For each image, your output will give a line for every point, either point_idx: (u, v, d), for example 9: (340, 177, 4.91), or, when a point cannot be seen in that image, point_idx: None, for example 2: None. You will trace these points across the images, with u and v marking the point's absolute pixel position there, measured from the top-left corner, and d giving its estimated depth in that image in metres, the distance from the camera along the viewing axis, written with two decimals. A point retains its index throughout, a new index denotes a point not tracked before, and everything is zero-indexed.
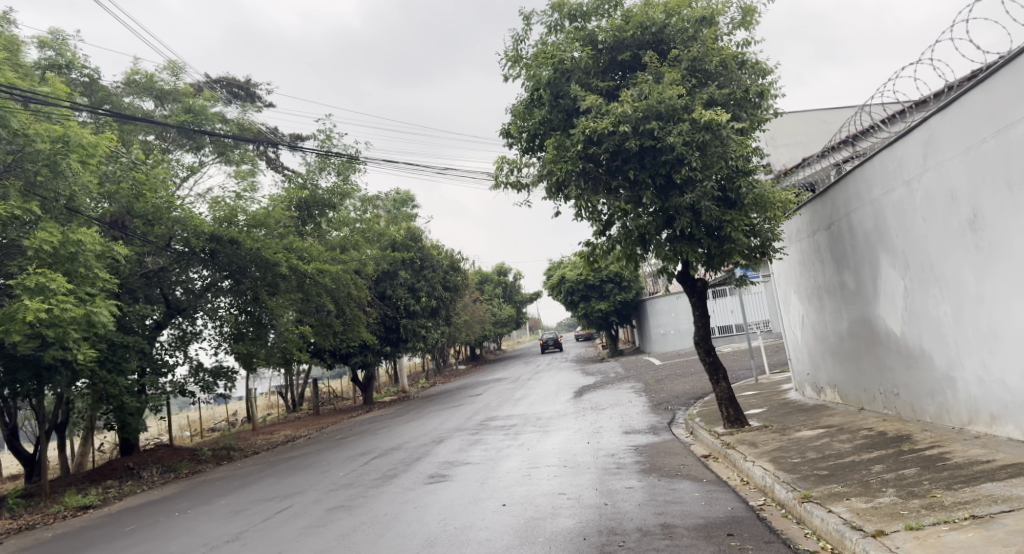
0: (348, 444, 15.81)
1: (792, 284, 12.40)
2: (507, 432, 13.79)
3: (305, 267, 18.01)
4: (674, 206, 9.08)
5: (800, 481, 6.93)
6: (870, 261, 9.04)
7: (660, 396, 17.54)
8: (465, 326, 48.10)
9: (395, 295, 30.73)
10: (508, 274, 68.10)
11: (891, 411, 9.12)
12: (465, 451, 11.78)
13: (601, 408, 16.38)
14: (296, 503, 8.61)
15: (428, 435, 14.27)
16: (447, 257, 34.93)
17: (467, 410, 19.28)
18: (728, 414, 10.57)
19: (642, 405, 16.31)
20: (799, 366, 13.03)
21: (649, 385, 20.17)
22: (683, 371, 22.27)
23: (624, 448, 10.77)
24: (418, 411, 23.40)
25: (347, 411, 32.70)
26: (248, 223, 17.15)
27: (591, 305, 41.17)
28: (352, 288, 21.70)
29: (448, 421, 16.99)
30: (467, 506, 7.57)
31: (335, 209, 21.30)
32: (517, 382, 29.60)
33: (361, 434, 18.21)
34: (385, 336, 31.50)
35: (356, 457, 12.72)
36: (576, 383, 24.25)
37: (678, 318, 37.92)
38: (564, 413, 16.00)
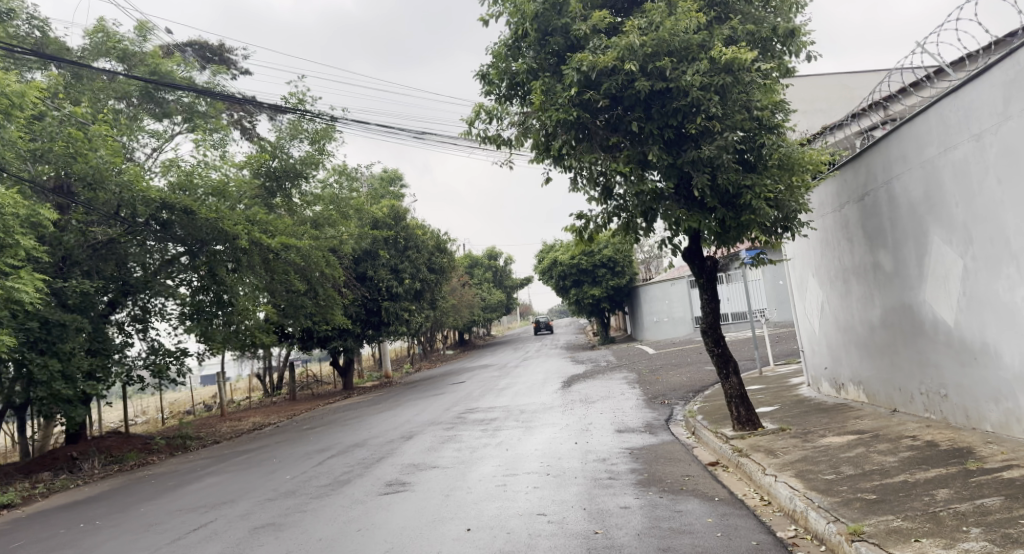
0: (312, 437, 14.31)
1: (810, 266, 10.96)
2: (486, 428, 12.32)
3: (270, 243, 16.41)
4: (687, 163, 7.59)
5: (841, 508, 5.48)
6: (914, 237, 7.58)
7: (656, 388, 16.15)
8: (453, 311, 46.62)
9: (377, 276, 29.23)
10: (499, 258, 66.64)
11: (935, 415, 7.70)
12: (436, 451, 10.28)
13: (591, 401, 14.95)
14: (220, 519, 7.08)
15: (399, 430, 12.76)
16: (433, 237, 33.37)
17: (447, 401, 17.81)
18: (739, 414, 9.13)
19: (637, 398, 14.89)
20: (815, 359, 11.62)
21: (643, 375, 18.78)
22: (679, 361, 20.91)
23: (618, 452, 9.32)
24: (396, 400, 21.98)
25: (325, 397, 31.28)
26: (207, 191, 15.53)
27: (583, 291, 39.80)
28: (326, 267, 20.14)
29: (423, 413, 15.50)
30: (424, 531, 6.11)
31: (307, 180, 19.67)
32: (504, 370, 28.24)
33: (329, 426, 16.72)
34: (366, 319, 30.02)
35: (312, 455, 11.21)
36: (565, 372, 22.87)
37: (672, 307, 36.44)
38: (550, 406, 14.54)
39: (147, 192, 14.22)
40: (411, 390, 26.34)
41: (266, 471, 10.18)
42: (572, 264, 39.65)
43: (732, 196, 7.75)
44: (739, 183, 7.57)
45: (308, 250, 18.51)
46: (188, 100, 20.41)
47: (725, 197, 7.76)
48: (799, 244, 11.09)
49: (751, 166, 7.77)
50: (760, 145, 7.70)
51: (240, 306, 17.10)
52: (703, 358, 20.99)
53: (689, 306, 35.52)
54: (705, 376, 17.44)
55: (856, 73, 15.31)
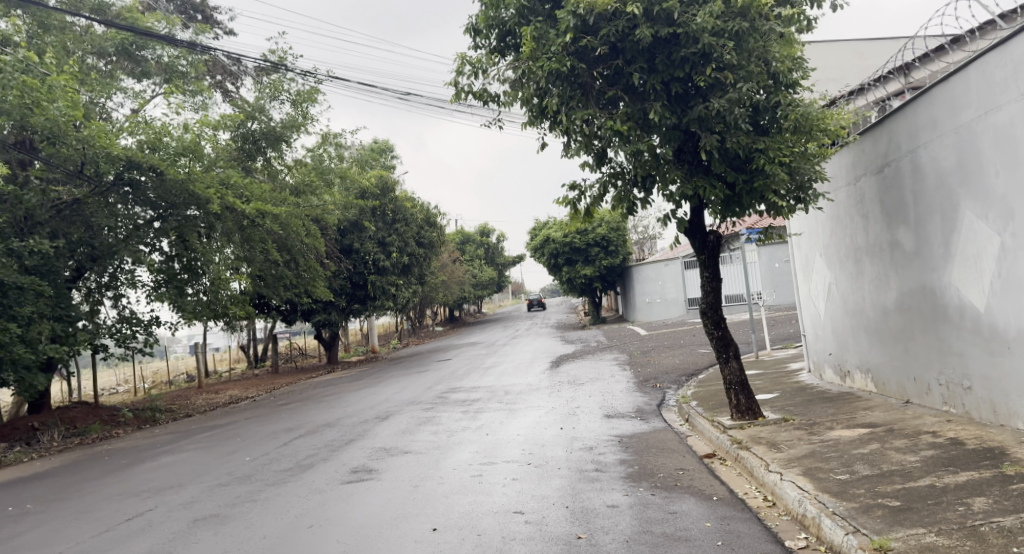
0: (284, 414, 13.63)
1: (817, 245, 10.22)
2: (468, 409, 11.62)
3: (245, 208, 15.55)
4: (694, 121, 6.93)
5: (861, 516, 4.77)
6: (942, 212, 6.85)
7: (648, 371, 15.48)
8: (442, 287, 45.85)
9: (363, 248, 28.40)
10: (491, 235, 65.77)
11: (955, 409, 7.01)
12: (411, 433, 9.55)
13: (579, 383, 14.25)
14: (161, 507, 6.33)
15: (376, 410, 12.03)
16: (423, 210, 32.46)
17: (429, 379, 17.11)
18: (738, 403, 8.43)
19: (627, 381, 14.21)
20: (818, 343, 10.92)
21: (634, 356, 18.12)
22: (672, 343, 20.26)
23: (607, 440, 8.60)
24: (379, 376, 21.28)
25: (308, 371, 30.56)
26: (177, 151, 14.62)
27: (575, 270, 39.10)
28: (306, 237, 19.29)
29: (404, 391, 14.78)
30: (384, 529, 5.39)
31: (290, 145, 18.77)
32: (492, 347, 27.58)
33: (304, 402, 16.00)
34: (352, 292, 29.29)
35: (280, 433, 10.47)
36: (554, 351, 22.21)
37: (666, 288, 35.79)
38: (536, 387, 13.84)
39: (112, 150, 13.18)
40: (396, 366, 25.66)
41: (227, 450, 9.43)
42: (565, 242, 38.87)
43: (739, 161, 7.14)
44: (748, 145, 6.96)
45: (285, 217, 17.59)
46: (168, 58, 18.84)
47: (732, 160, 7.14)
48: (806, 221, 10.34)
49: (763, 130, 7.14)
50: (774, 104, 7.06)
51: (214, 273, 16.27)
52: (696, 340, 20.34)
53: (682, 288, 34.89)
54: (699, 359, 16.80)
55: (873, 41, 14.47)
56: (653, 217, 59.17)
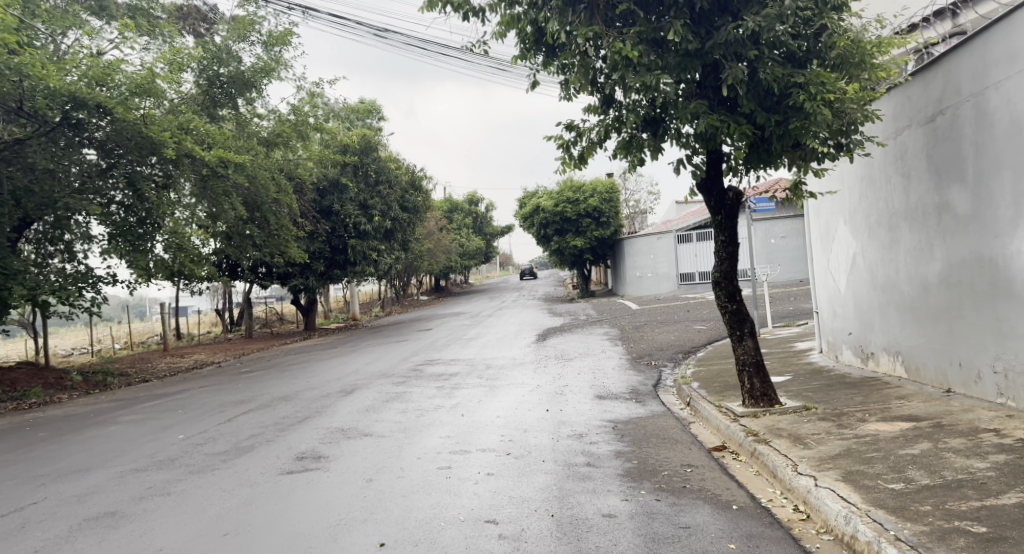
0: (240, 383, 12.47)
1: (842, 210, 9.10)
2: (444, 385, 10.46)
3: (205, 156, 14.31)
4: (719, 46, 5.91)
5: (938, 546, 3.63)
6: (1016, 165, 5.69)
7: (641, 347, 14.37)
8: (428, 254, 44.56)
9: (343, 211, 27.13)
10: (479, 204, 64.43)
11: (1015, 403, 5.90)
12: (374, 411, 8.38)
13: (567, 358, 13.12)
14: (49, 500, 5.11)
15: (341, 382, 10.86)
16: (408, 172, 31.01)
17: (406, 349, 15.94)
18: (751, 387, 7.29)
19: (619, 358, 13.10)
20: (834, 323, 9.80)
21: (625, 331, 17.02)
22: (666, 318, 19.21)
23: (599, 426, 7.47)
24: (355, 345, 20.17)
25: (284, 337, 29.39)
26: (128, 89, 13.30)
27: (565, 241, 38.00)
28: (277, 192, 17.98)
29: (376, 362, 13.60)
30: (319, 541, 4.21)
31: (260, 92, 17.67)
32: (476, 318, 26.46)
33: (267, 370, 14.85)
34: (332, 257, 28.03)
35: (229, 406, 9.27)
36: (540, 324, 21.13)
37: (657, 263, 34.69)
38: (521, 362, 12.70)
39: (49, 82, 11.77)
40: (375, 335, 24.51)
41: (163, 425, 8.23)
42: (555, 212, 37.63)
43: (772, 99, 6.09)
44: (784, 79, 5.92)
45: (249, 167, 16.32)
46: None
47: (765, 98, 6.10)
48: (830, 182, 9.23)
49: (802, 65, 6.10)
50: (818, 32, 6.04)
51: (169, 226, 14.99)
52: (690, 316, 19.28)
53: (674, 263, 33.81)
54: (695, 335, 15.73)
55: None
56: (645, 191, 57.97)
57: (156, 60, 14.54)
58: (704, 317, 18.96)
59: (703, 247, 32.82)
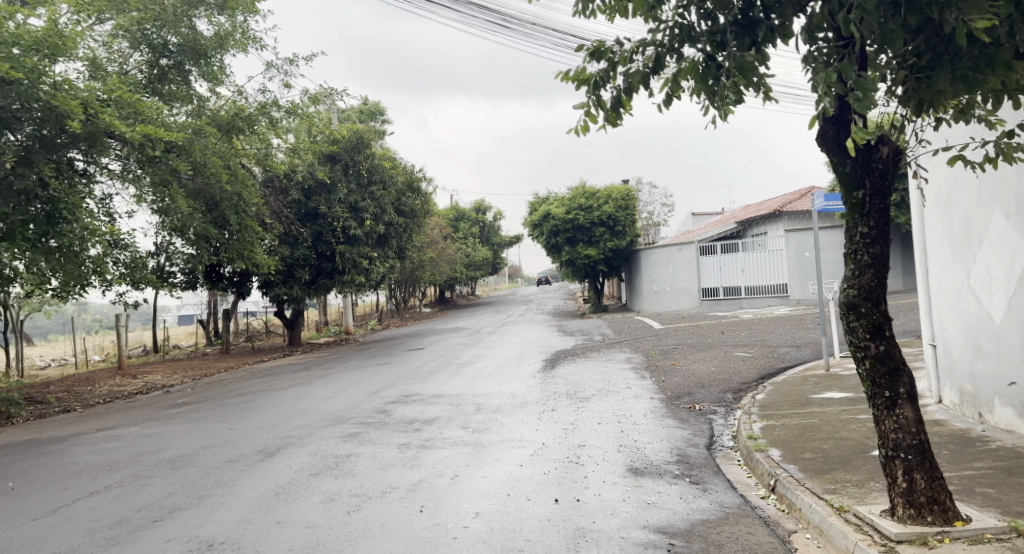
0: (152, 425, 9.54)
1: (999, 201, 6.20)
2: (410, 441, 7.43)
3: (127, 135, 11.00)
4: None
5: None
6: None
7: (677, 382, 11.34)
8: (430, 264, 41.71)
9: (331, 213, 24.42)
10: (487, 213, 61.54)
11: None
12: (283, 501, 5.37)
13: (581, 396, 10.11)
14: None
15: (273, 434, 7.90)
16: (405, 172, 28.10)
17: (383, 377, 13.00)
18: (910, 488, 4.23)
19: (649, 399, 10.06)
20: (972, 366, 6.80)
21: (651, 358, 13.99)
22: (698, 341, 16.22)
23: (645, 548, 4.45)
24: (331, 367, 17.29)
25: (264, 353, 26.52)
26: (24, 50, 10.35)
27: (576, 251, 35.08)
28: (235, 184, 15.11)
29: (338, 398, 10.67)
30: None
31: (216, 65, 15.00)
32: (475, 336, 23.50)
33: (208, 403, 11.94)
34: (318, 264, 25.35)
35: (85, 479, 6.27)
36: (548, 344, 18.16)
37: (678, 276, 31.68)
38: (521, 402, 9.69)
39: None
40: (360, 353, 21.64)
41: None
42: (566, 220, 34.71)
43: None
44: None
45: (195, 150, 13.32)
46: None
47: None
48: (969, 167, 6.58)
49: None
50: None
51: (84, 226, 11.32)
52: (726, 340, 16.22)
53: (697, 276, 30.81)
54: (740, 366, 12.74)
55: None
56: (658, 202, 55.08)
57: (74, 13, 11.73)
58: (744, 340, 15.94)
59: (728, 259, 29.76)
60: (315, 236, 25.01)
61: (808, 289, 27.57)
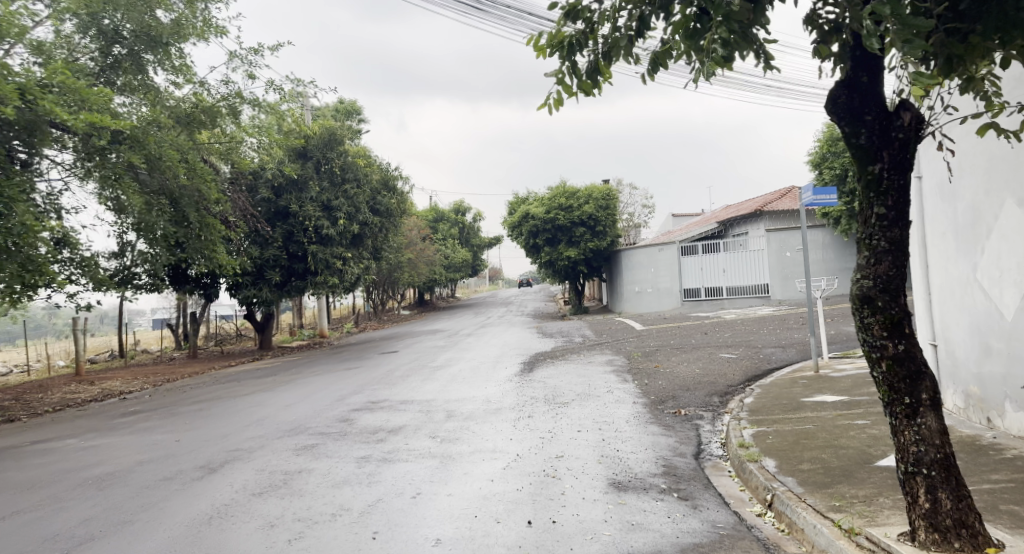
0: (94, 437, 8.80)
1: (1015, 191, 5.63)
2: (371, 454, 6.77)
3: (69, 122, 10.21)
4: None
5: None
6: None
7: (661, 386, 10.77)
8: (407, 265, 40.96)
9: (302, 212, 23.68)
10: (466, 214, 60.85)
11: None
12: (215, 531, 4.69)
13: (559, 402, 9.50)
14: None
15: (221, 447, 7.20)
16: (380, 170, 27.40)
17: (351, 382, 12.32)
18: (935, 508, 3.65)
19: (631, 403, 9.48)
20: (980, 367, 6.27)
21: (633, 360, 13.45)
22: (681, 342, 15.72)
23: None
24: (300, 371, 16.57)
25: (234, 357, 25.68)
26: None
27: (556, 251, 34.56)
28: (193, 178, 14.35)
29: (300, 405, 9.98)
30: None
31: (175, 54, 14.26)
32: (451, 338, 22.84)
33: (162, 410, 11.18)
34: (289, 265, 24.59)
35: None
36: (527, 346, 17.57)
37: (658, 276, 31.23)
38: (496, 408, 9.07)
39: None
40: (331, 356, 20.90)
41: None
42: (546, 220, 34.18)
43: None
44: None
45: (149, 141, 12.62)
46: None
47: None
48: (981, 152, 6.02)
49: None
50: None
51: (25, 221, 10.54)
52: (710, 341, 15.71)
53: (677, 276, 30.34)
54: (726, 368, 12.23)
55: None
56: (638, 204, 54.75)
57: None
58: (728, 341, 15.46)
59: (709, 259, 29.36)
60: (286, 236, 24.24)
61: (789, 290, 27.23)
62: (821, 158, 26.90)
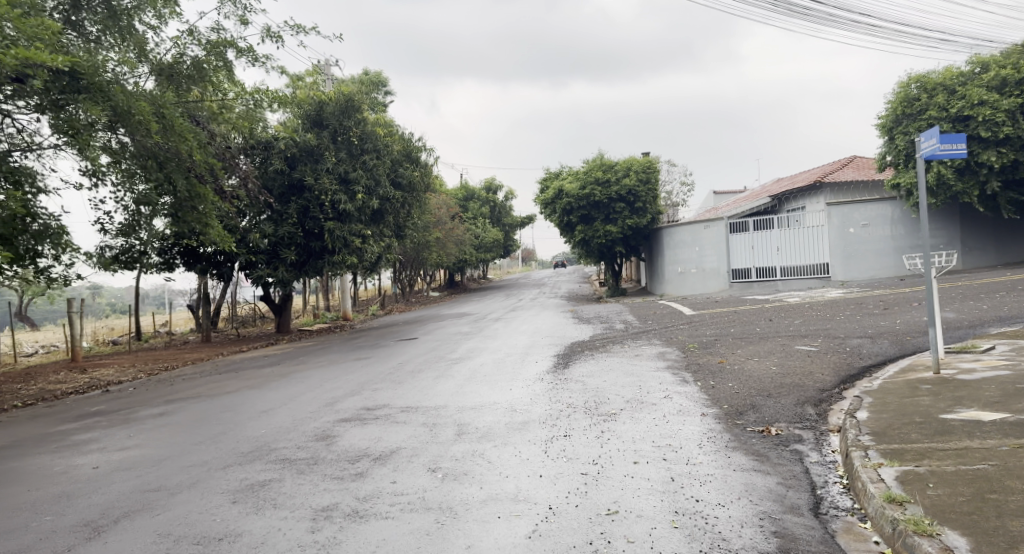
0: (7, 456, 6.85)
1: None
2: (340, 502, 4.70)
3: None
4: None
5: None
6: None
7: (733, 389, 8.50)
8: (436, 244, 38.85)
9: (317, 184, 21.73)
10: (498, 193, 58.54)
11: None
12: None
13: (604, 413, 7.30)
14: None
15: (141, 484, 5.19)
16: (402, 140, 25.25)
17: (351, 379, 10.28)
18: None
19: (699, 415, 7.24)
20: None
21: (691, 353, 11.18)
22: (745, 331, 13.37)
23: None
24: (306, 362, 14.64)
25: (249, 341, 23.98)
26: None
27: (593, 229, 32.15)
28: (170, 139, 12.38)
29: (279, 412, 7.95)
30: None
31: None
32: (477, 323, 20.71)
33: (123, 410, 9.29)
34: (304, 243, 22.74)
35: None
36: (562, 334, 15.39)
37: (704, 256, 28.68)
38: (523, 423, 6.92)
39: None
40: (345, 343, 18.95)
41: None
42: (582, 196, 31.77)
43: None
44: None
45: (114, 90, 10.70)
46: None
47: None
48: None
49: None
50: None
51: None
52: (778, 330, 13.31)
53: (726, 256, 27.71)
54: (810, 365, 9.90)
55: None
56: (678, 180, 51.77)
57: None
58: (804, 330, 13.04)
59: (761, 237, 26.74)
60: (301, 212, 22.33)
61: (852, 268, 24.66)
62: (893, 123, 24.14)
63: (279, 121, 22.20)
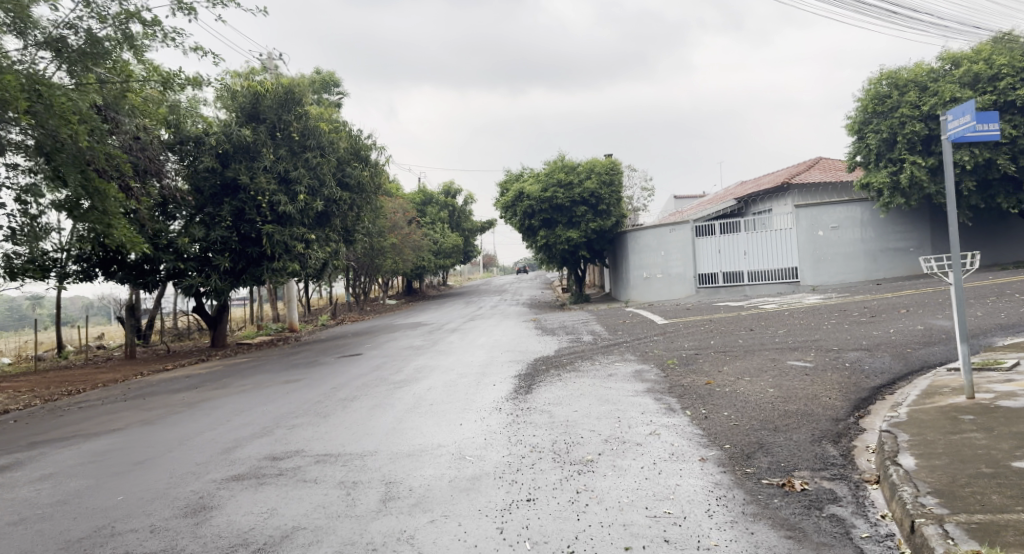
0: None
1: None
2: None
3: None
4: None
5: None
6: None
7: (730, 422, 6.96)
8: (391, 250, 36.88)
9: (252, 184, 19.78)
10: (457, 196, 56.74)
11: None
12: None
13: (579, 461, 5.69)
14: None
15: None
16: (349, 137, 23.39)
17: (269, 412, 8.50)
18: None
19: (698, 461, 5.67)
20: None
21: (672, 372, 9.65)
22: (728, 343, 11.90)
23: None
24: (229, 385, 12.75)
25: (179, 357, 21.85)
26: None
27: (554, 234, 30.65)
28: (56, 127, 10.59)
29: (159, 466, 6.19)
30: None
31: None
32: (431, 335, 18.95)
33: None
34: (241, 249, 20.74)
35: None
36: (523, 347, 13.78)
37: (669, 260, 27.38)
38: (473, 481, 5.27)
39: None
40: (282, 359, 17.05)
41: None
42: (542, 198, 30.26)
43: None
44: None
45: None
46: None
47: None
48: None
49: None
50: None
51: None
52: (763, 342, 11.87)
53: (691, 261, 26.48)
54: (812, 387, 8.42)
55: None
56: (639, 185, 50.65)
57: None
58: (794, 343, 11.61)
59: (728, 240, 25.56)
60: (235, 215, 20.33)
61: (822, 273, 23.62)
62: (863, 122, 23.06)
63: (212, 115, 20.26)
